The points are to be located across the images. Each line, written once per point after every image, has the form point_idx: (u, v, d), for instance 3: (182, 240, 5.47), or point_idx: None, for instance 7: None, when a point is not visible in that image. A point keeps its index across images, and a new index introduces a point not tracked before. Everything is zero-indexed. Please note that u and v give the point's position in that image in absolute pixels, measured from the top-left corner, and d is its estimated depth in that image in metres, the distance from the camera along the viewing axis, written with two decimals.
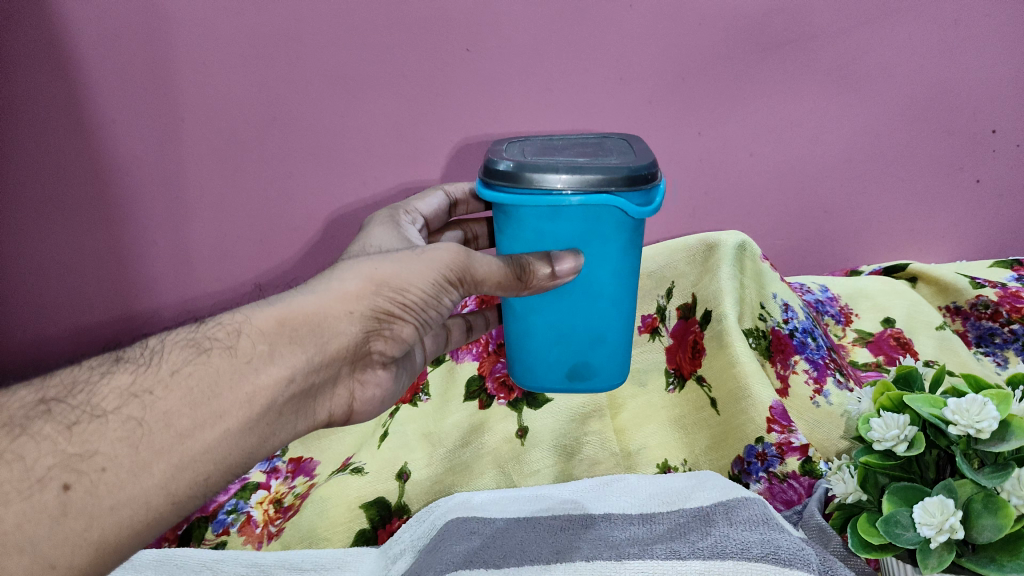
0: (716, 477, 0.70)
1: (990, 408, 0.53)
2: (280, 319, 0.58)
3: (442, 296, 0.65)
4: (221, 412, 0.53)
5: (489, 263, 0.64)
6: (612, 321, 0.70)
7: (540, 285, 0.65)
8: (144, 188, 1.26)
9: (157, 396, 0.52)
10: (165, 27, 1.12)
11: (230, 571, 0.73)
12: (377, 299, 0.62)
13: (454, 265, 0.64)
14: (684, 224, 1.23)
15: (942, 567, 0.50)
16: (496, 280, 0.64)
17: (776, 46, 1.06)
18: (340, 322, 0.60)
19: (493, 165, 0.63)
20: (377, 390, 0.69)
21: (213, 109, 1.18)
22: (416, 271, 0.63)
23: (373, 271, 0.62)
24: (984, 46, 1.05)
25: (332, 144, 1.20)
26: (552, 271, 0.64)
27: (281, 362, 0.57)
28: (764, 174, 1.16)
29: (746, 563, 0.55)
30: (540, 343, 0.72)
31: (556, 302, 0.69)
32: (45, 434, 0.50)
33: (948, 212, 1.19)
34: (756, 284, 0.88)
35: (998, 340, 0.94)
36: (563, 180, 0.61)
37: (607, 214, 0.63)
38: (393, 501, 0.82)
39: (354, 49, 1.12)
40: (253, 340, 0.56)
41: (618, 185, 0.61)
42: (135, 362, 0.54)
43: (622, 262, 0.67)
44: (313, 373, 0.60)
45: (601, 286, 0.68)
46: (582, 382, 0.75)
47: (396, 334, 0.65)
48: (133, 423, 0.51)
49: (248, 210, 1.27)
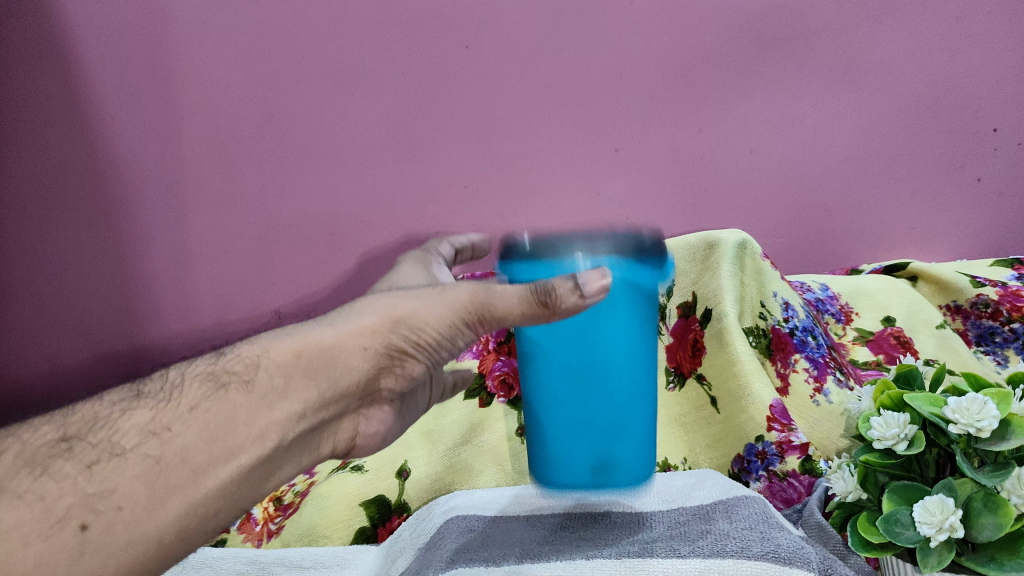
0: (716, 474, 0.73)
1: (990, 407, 0.53)
2: (298, 352, 0.55)
3: (457, 336, 0.60)
4: (235, 450, 0.53)
5: (508, 293, 0.57)
6: (635, 413, 0.65)
7: (568, 310, 0.56)
8: (150, 188, 1.25)
9: (175, 432, 0.51)
10: (191, 29, 1.19)
11: (230, 569, 0.72)
12: (392, 336, 0.58)
13: (470, 303, 0.58)
14: (685, 224, 1.15)
15: (942, 565, 0.50)
16: (517, 313, 0.57)
17: (777, 41, 1.09)
18: (353, 358, 0.57)
19: (510, 242, 0.62)
20: (380, 425, 0.64)
21: (224, 105, 1.20)
22: (434, 307, 0.58)
23: (391, 307, 0.58)
24: (977, 47, 1.10)
25: (327, 142, 1.17)
26: (577, 284, 0.56)
27: (294, 397, 0.55)
28: (767, 174, 1.11)
29: (746, 561, 0.53)
30: (563, 429, 0.65)
31: (574, 401, 0.64)
32: (67, 474, 0.50)
33: (949, 212, 1.16)
34: (756, 282, 0.87)
35: (998, 340, 0.94)
36: (583, 250, 0.59)
37: (624, 300, 0.61)
38: (393, 499, 0.83)
39: (355, 47, 1.15)
40: (270, 373, 0.55)
41: (632, 258, 0.60)
42: (155, 398, 0.54)
43: (641, 347, 0.63)
44: (324, 408, 0.57)
45: (619, 367, 0.63)
46: (608, 477, 0.67)
47: (407, 372, 0.61)
48: (150, 461, 0.50)
49: (239, 211, 1.23)
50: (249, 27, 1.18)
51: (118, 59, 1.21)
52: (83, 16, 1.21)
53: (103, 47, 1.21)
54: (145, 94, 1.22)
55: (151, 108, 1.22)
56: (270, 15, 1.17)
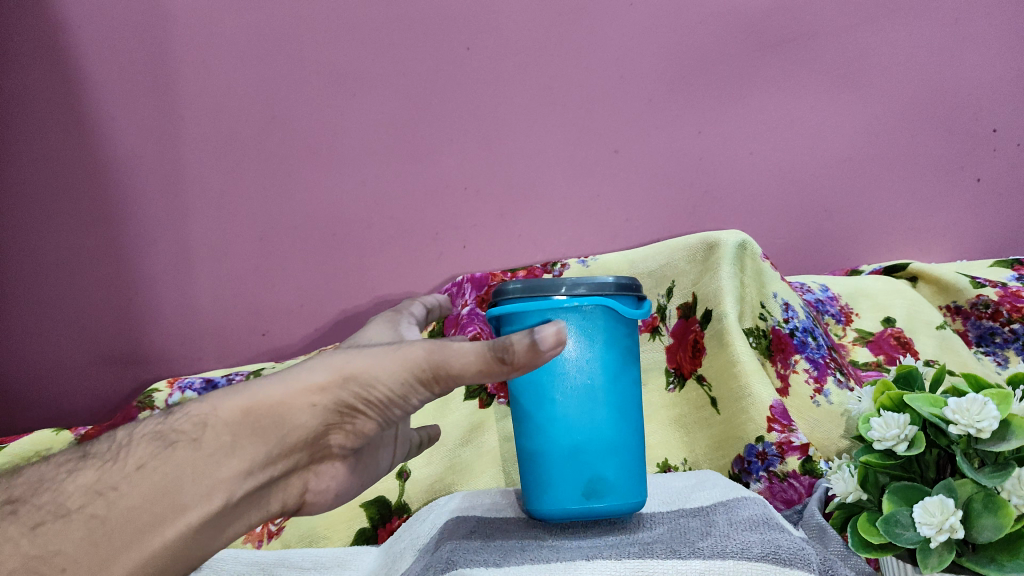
0: (717, 476, 0.74)
1: (990, 408, 0.53)
2: (245, 409, 0.52)
3: (411, 396, 0.53)
4: (180, 507, 0.49)
5: (465, 350, 0.51)
6: (622, 432, 0.67)
7: (527, 364, 0.50)
8: (141, 188, 1.23)
9: (120, 492, 0.49)
10: (192, 29, 1.19)
11: (230, 569, 0.72)
12: (341, 393, 0.52)
13: (424, 361, 0.52)
14: (683, 225, 1.13)
15: (942, 566, 0.50)
16: (474, 371, 0.51)
17: (777, 43, 1.11)
18: (302, 415, 0.52)
19: (500, 284, 0.68)
20: (333, 483, 0.57)
21: (223, 105, 1.20)
22: (384, 364, 0.52)
23: (342, 362, 0.52)
24: (972, 47, 1.10)
25: (329, 142, 1.19)
26: (533, 339, 0.49)
27: (241, 456, 0.51)
28: (764, 174, 1.12)
29: (747, 562, 0.53)
30: (555, 452, 0.66)
31: (563, 421, 0.66)
32: (8, 537, 0.48)
33: (948, 211, 1.12)
34: (756, 282, 0.86)
35: (998, 340, 0.94)
36: (566, 283, 0.65)
37: (604, 322, 0.66)
38: (393, 501, 0.84)
39: (359, 49, 1.17)
40: (218, 431, 0.51)
41: (610, 289, 0.66)
42: (102, 458, 0.52)
43: (623, 369, 0.67)
44: (274, 465, 0.53)
45: (605, 393, 0.66)
46: (599, 501, 0.66)
47: (360, 429, 0.55)
48: (95, 521, 0.48)
49: (230, 211, 1.21)
50: (249, 28, 1.18)
51: (119, 59, 1.22)
52: (87, 16, 1.22)
53: (104, 46, 1.22)
54: (144, 94, 1.21)
55: (150, 108, 1.22)
56: (271, 16, 1.18)
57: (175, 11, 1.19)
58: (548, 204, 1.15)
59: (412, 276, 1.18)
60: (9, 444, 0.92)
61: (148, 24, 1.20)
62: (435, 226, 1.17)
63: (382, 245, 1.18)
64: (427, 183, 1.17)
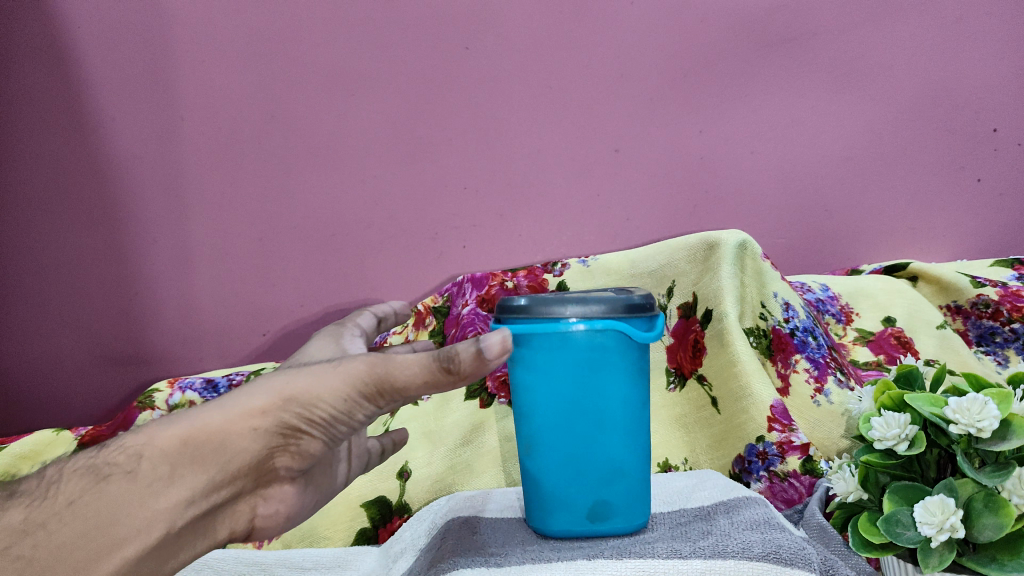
0: (717, 476, 0.74)
1: (990, 408, 0.53)
2: (183, 438, 0.53)
3: (355, 412, 0.55)
4: (116, 541, 0.50)
5: (407, 363, 0.54)
6: (629, 454, 0.66)
7: (472, 373, 0.54)
8: (141, 188, 1.23)
9: (51, 529, 0.50)
10: (192, 29, 1.19)
11: (231, 569, 0.71)
12: (283, 414, 0.53)
13: (367, 376, 0.54)
14: (684, 224, 1.14)
15: (942, 565, 0.50)
16: (419, 382, 0.54)
17: (777, 42, 1.11)
18: (243, 440, 0.53)
19: (506, 300, 0.67)
20: (282, 507, 0.57)
21: (223, 104, 1.20)
22: (326, 382, 0.54)
23: (283, 384, 0.54)
24: (973, 47, 1.10)
25: (330, 142, 1.19)
26: (477, 348, 0.53)
27: (180, 484, 0.52)
28: (765, 173, 1.12)
29: (748, 562, 0.53)
30: (558, 472, 0.66)
31: (568, 444, 0.66)
32: None
33: (949, 211, 1.12)
34: (756, 282, 0.86)
35: (998, 340, 0.94)
36: (575, 305, 0.64)
37: (613, 343, 0.65)
38: (394, 501, 0.83)
39: (360, 48, 1.17)
40: (154, 462, 0.52)
41: (621, 311, 0.65)
42: (32, 497, 0.52)
43: (631, 391, 0.66)
44: (216, 492, 0.53)
45: (614, 416, 0.66)
46: (603, 524, 0.66)
47: (306, 450, 0.55)
48: (23, 561, 0.49)
49: (230, 211, 1.21)
50: (250, 28, 1.18)
51: (118, 58, 1.21)
52: (86, 15, 1.21)
53: (103, 45, 1.21)
54: (144, 94, 1.21)
55: (150, 108, 1.21)
56: (271, 15, 1.18)
57: (175, 11, 1.19)
58: (548, 203, 1.15)
59: (412, 276, 1.18)
60: (9, 444, 0.91)
61: (148, 23, 1.20)
62: (435, 226, 1.17)
63: (382, 245, 1.18)
64: (427, 182, 1.17)
